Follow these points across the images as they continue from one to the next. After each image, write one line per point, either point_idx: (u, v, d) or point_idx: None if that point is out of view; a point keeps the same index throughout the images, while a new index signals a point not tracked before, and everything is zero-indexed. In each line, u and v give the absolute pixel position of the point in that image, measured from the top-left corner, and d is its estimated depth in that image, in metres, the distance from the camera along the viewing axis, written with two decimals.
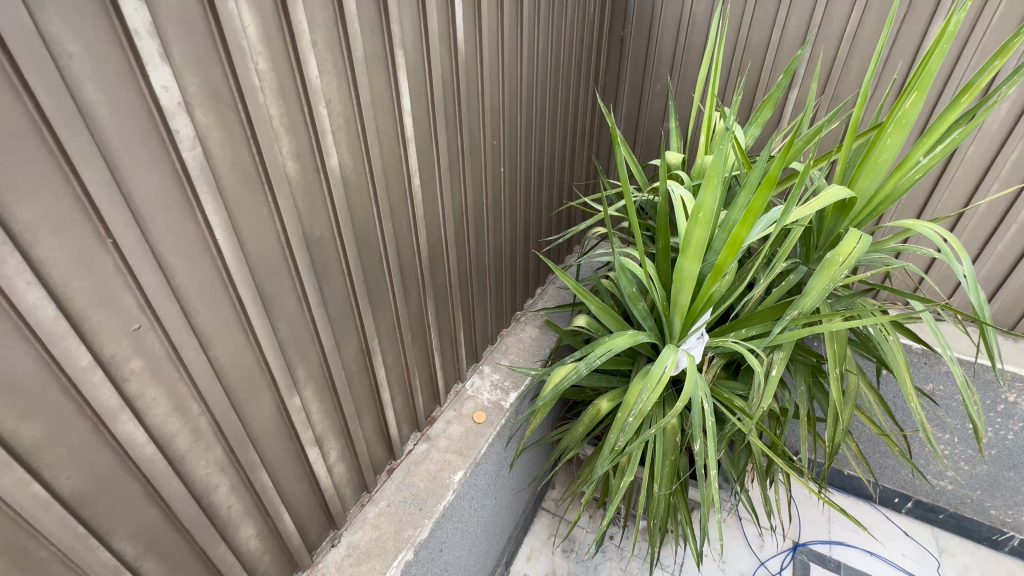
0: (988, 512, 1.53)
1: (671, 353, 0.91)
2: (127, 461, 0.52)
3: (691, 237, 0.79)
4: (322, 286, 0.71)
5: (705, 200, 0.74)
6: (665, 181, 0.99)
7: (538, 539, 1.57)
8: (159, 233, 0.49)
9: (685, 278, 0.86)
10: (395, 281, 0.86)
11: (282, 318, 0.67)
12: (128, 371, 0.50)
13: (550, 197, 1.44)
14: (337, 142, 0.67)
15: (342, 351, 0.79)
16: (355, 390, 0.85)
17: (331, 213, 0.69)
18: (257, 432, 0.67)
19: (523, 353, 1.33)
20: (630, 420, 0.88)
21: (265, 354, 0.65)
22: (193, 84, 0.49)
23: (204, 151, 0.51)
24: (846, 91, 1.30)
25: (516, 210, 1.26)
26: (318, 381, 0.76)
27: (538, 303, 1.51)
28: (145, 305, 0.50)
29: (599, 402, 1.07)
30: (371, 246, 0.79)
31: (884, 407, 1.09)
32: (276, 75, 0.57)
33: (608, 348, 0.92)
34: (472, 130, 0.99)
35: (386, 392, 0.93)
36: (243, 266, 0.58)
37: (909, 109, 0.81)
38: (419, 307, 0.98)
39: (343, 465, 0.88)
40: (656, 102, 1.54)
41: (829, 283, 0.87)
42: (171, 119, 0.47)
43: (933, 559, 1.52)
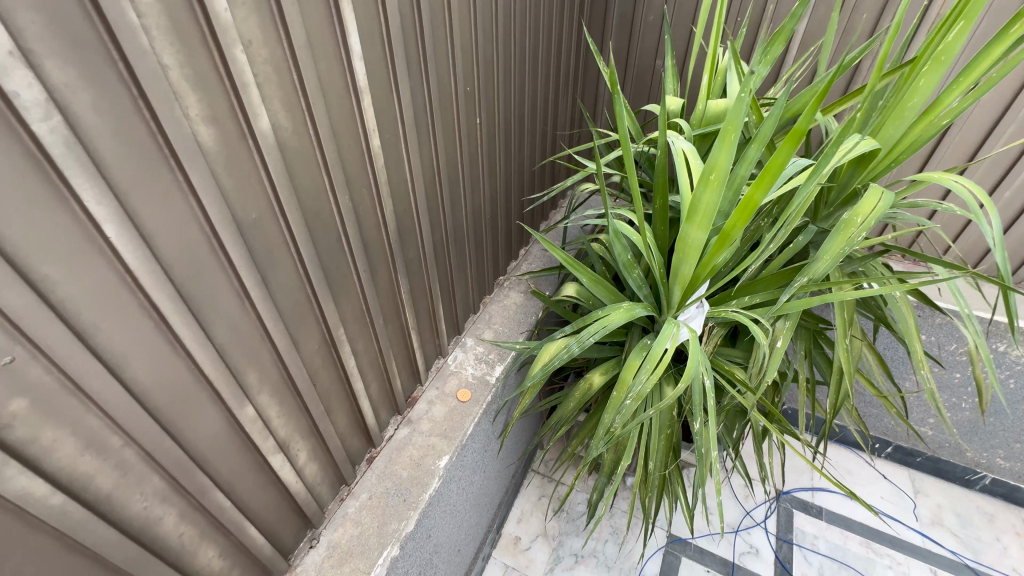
0: (964, 454, 1.58)
1: (673, 328, 0.82)
2: (30, 518, 0.42)
3: (700, 202, 0.68)
4: (266, 277, 0.60)
5: (718, 158, 0.63)
6: (666, 132, 0.86)
7: (528, 501, 1.57)
8: (18, 237, 0.37)
9: (689, 248, 0.76)
10: (358, 261, 0.75)
11: (219, 321, 0.55)
12: (8, 415, 0.39)
13: (532, 149, 1.30)
14: (266, 98, 0.53)
15: (302, 346, 0.69)
16: (321, 385, 0.76)
17: (268, 190, 0.56)
18: (205, 451, 0.58)
19: (508, 322, 1.25)
20: (626, 403, 0.81)
21: (202, 365, 0.54)
22: (34, 23, 0.34)
23: (68, 120, 0.37)
24: (861, 21, 1.15)
25: (496, 166, 1.13)
26: (275, 384, 0.66)
27: (522, 266, 1.41)
28: (16, 332, 0.38)
29: (591, 377, 1.00)
30: (325, 224, 0.67)
31: (884, 368, 1.05)
32: (167, 9, 0.42)
33: (602, 325, 0.83)
34: (440, 75, 0.83)
35: (358, 381, 0.84)
36: (155, 266, 0.46)
37: (952, 42, 0.69)
38: (390, 286, 0.86)
39: (316, 464, 0.80)
40: (648, 36, 1.37)
41: (844, 247, 0.79)
42: (4, 77, 0.33)
43: (909, 500, 1.57)
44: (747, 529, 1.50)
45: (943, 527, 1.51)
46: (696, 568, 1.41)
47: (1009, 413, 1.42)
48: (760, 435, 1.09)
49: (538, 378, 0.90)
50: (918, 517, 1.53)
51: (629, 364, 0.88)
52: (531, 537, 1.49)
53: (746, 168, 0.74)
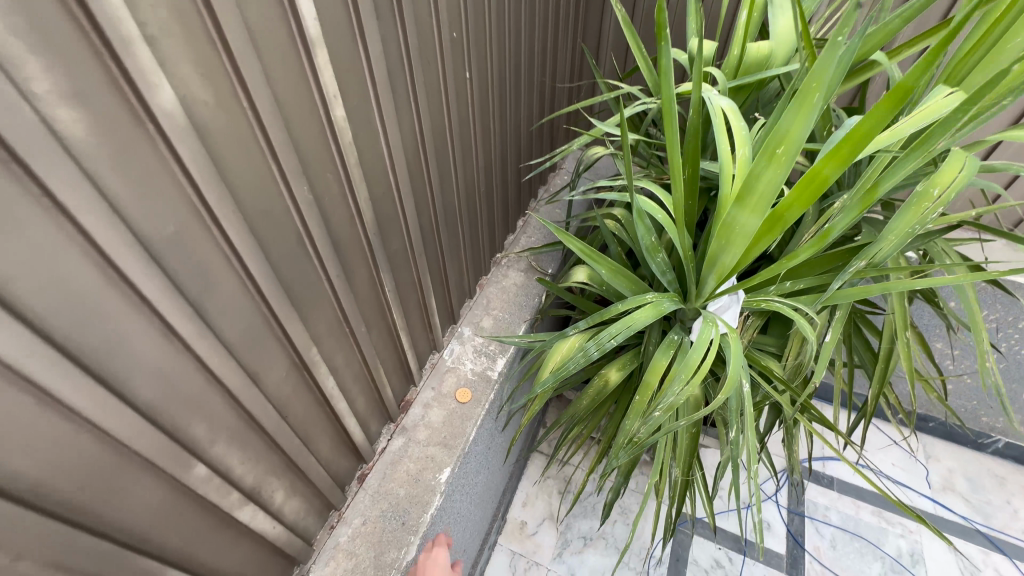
0: (979, 419, 1.53)
1: (711, 328, 0.69)
2: None
3: (756, 180, 0.54)
4: (202, 305, 0.45)
5: (792, 126, 0.49)
6: (702, 86, 0.70)
7: (533, 484, 1.51)
8: None
9: (735, 235, 0.63)
10: (329, 266, 0.60)
11: (141, 373, 0.41)
12: None
13: (530, 106, 1.11)
14: (167, 59, 0.36)
15: (264, 377, 0.56)
16: (295, 415, 0.63)
17: (188, 190, 0.41)
18: (146, 527, 0.46)
19: (508, 307, 1.11)
20: (655, 415, 0.70)
21: (121, 433, 0.41)
22: None
23: None
24: None
25: (490, 129, 0.96)
26: (233, 428, 0.53)
27: (521, 240, 1.26)
28: None
29: (607, 373, 0.89)
30: (279, 226, 0.52)
31: (928, 351, 0.95)
32: None
33: (627, 326, 0.71)
34: (419, 18, 0.65)
35: (341, 401, 0.71)
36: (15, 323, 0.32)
37: None
38: (372, 287, 0.72)
39: (297, 500, 0.69)
40: None
41: (914, 226, 0.66)
42: None
43: (921, 466, 1.54)
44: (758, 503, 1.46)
45: (954, 492, 1.49)
46: (707, 546, 1.38)
47: None
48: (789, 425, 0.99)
49: (550, 384, 0.78)
50: (929, 483, 1.50)
51: (656, 366, 0.76)
52: (537, 521, 1.44)
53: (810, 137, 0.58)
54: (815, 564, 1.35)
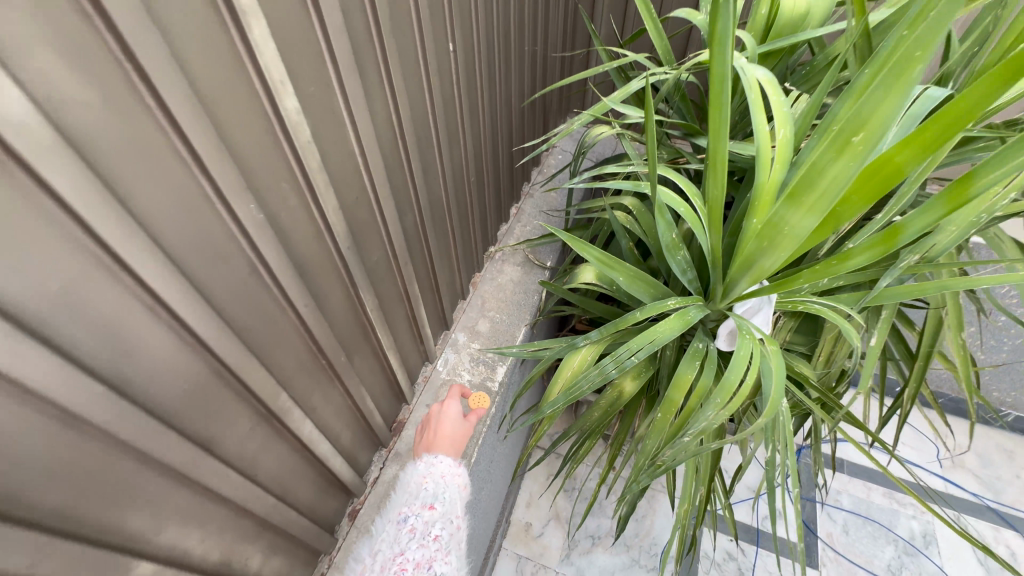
0: (989, 395, 1.49)
1: (750, 344, 0.60)
2: None
3: (817, 170, 0.45)
4: (123, 375, 0.35)
5: (880, 105, 0.39)
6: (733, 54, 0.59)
7: (535, 483, 1.44)
8: None
9: (781, 239, 0.53)
10: (295, 295, 0.50)
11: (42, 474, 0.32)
12: None
13: (520, 80, 0.99)
14: (20, 59, 0.25)
15: (224, 439, 0.46)
16: (267, 470, 0.54)
17: (83, 237, 0.30)
18: None
19: (506, 307, 1.01)
20: (685, 441, 0.61)
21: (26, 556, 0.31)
22: None
23: None
24: None
25: (475, 112, 0.83)
26: (182, 508, 0.43)
27: (515, 230, 1.15)
28: None
29: (621, 380, 0.81)
30: (225, 257, 0.41)
31: (961, 340, 0.88)
32: None
33: (649, 340, 0.61)
34: None
35: (321, 442, 0.62)
36: None
37: None
38: (351, 308, 0.61)
39: (278, 557, 0.60)
40: None
41: (981, 215, 0.56)
42: None
43: (931, 445, 1.50)
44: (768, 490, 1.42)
45: (964, 469, 1.46)
46: (718, 538, 1.34)
47: None
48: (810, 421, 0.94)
49: (559, 402, 0.70)
50: (939, 461, 1.47)
51: (680, 381, 0.67)
52: (542, 522, 1.38)
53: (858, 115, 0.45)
54: (828, 550, 1.32)
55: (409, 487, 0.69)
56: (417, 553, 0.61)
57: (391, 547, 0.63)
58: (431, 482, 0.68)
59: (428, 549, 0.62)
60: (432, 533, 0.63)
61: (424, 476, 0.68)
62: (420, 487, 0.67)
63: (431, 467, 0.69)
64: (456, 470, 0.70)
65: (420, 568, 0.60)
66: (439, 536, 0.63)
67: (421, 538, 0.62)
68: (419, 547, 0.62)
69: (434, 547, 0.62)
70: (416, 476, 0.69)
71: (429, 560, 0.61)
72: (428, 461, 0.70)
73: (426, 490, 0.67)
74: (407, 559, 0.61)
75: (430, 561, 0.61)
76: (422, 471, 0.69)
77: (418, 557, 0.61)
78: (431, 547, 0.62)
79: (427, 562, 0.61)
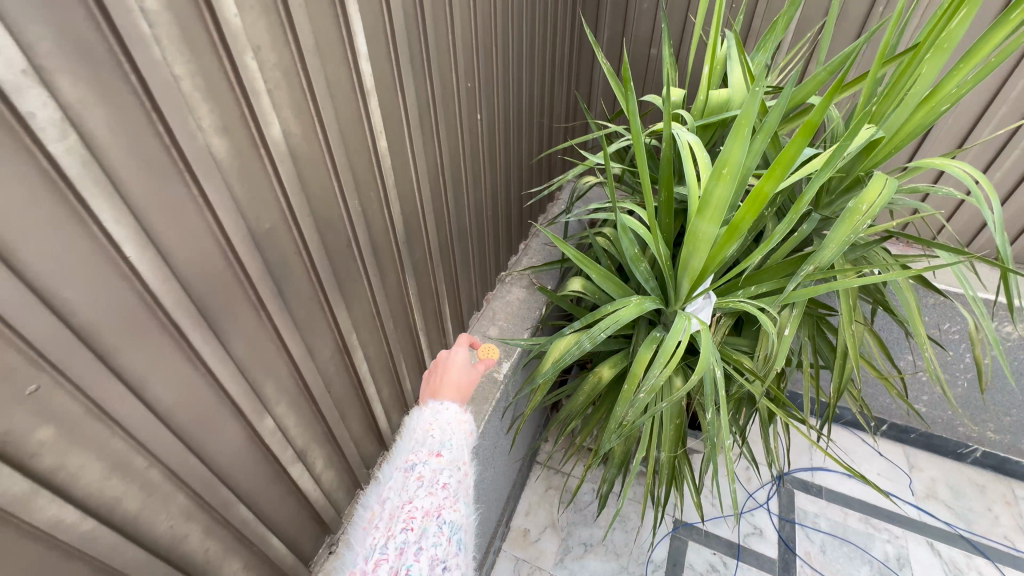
0: (956, 429, 1.61)
1: (683, 322, 0.83)
2: (61, 546, 0.42)
3: (711, 196, 0.69)
4: (282, 288, 0.59)
5: (732, 151, 0.64)
6: (671, 125, 0.86)
7: (536, 493, 1.57)
8: (37, 263, 0.35)
9: (699, 240, 0.77)
10: (369, 266, 0.74)
11: (239, 335, 0.54)
12: (36, 445, 0.38)
13: (530, 143, 1.28)
14: (278, 105, 0.52)
15: (316, 355, 0.68)
16: (336, 392, 0.75)
17: (281, 198, 0.55)
18: (226, 467, 0.57)
19: (515, 318, 1.23)
20: (640, 398, 0.82)
21: (221, 380, 0.53)
22: (43, 39, 0.32)
23: (82, 137, 0.36)
24: (856, 6, 1.15)
25: (496, 164, 1.12)
26: (291, 395, 0.65)
27: (522, 260, 1.40)
28: (40, 359, 0.37)
29: (600, 369, 1.01)
30: (336, 229, 0.66)
31: (885, 351, 1.08)
32: (177, 18, 0.40)
33: (614, 321, 0.83)
34: (443, 71, 0.82)
35: (371, 386, 0.83)
36: (174, 286, 0.45)
37: (954, 29, 0.69)
38: (398, 288, 0.85)
39: (332, 472, 0.79)
40: (642, 24, 1.35)
41: (850, 234, 0.79)
42: (20, 98, 0.32)
43: (904, 475, 1.61)
44: (750, 511, 1.53)
45: (937, 499, 1.56)
46: (703, 551, 1.43)
47: (1001, 387, 1.47)
48: (765, 419, 1.11)
49: (549, 375, 0.91)
50: (913, 491, 1.57)
51: (641, 358, 0.87)
52: (539, 528, 1.50)
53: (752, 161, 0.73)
54: (806, 567, 1.40)
55: (415, 436, 0.67)
56: (426, 501, 0.59)
57: (399, 495, 0.60)
58: (438, 430, 0.67)
59: (436, 497, 0.59)
60: (440, 481, 0.61)
61: (430, 424, 0.67)
62: (427, 436, 0.66)
63: (437, 415, 0.68)
64: (462, 417, 0.69)
65: (429, 516, 0.57)
66: (447, 484, 0.61)
67: (429, 485, 0.60)
68: (427, 495, 0.59)
69: (442, 494, 0.60)
70: (423, 424, 0.68)
71: (438, 508, 0.58)
72: (435, 410, 0.69)
73: (433, 437, 0.66)
74: (416, 507, 0.58)
75: (439, 509, 0.58)
76: (428, 420, 0.68)
77: (427, 505, 0.58)
78: (439, 495, 0.60)
79: (436, 510, 0.58)
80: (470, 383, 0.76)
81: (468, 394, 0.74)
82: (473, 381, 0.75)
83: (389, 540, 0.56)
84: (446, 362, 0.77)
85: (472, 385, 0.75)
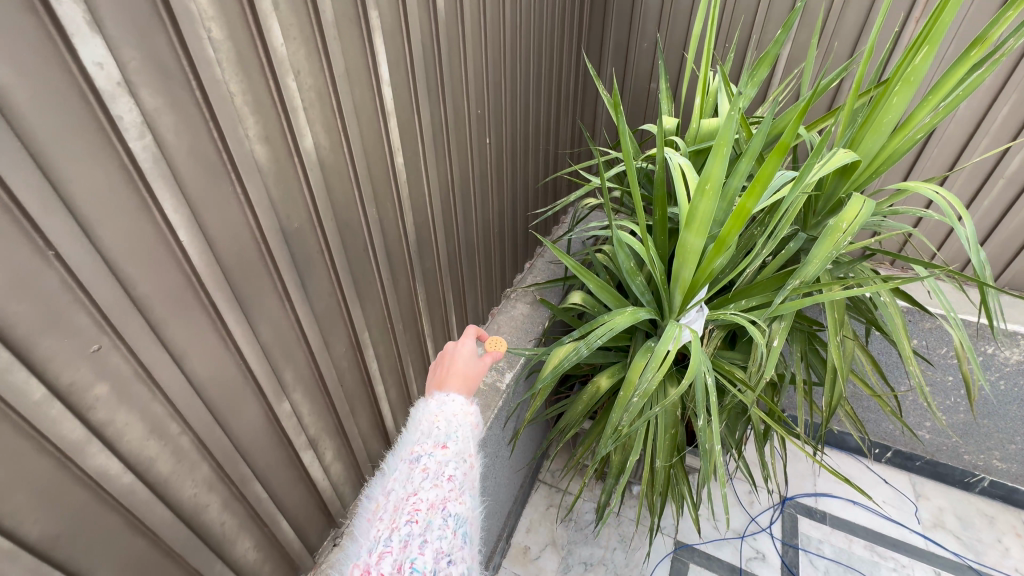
0: (961, 457, 1.60)
1: (675, 330, 0.87)
2: (103, 495, 0.47)
3: (697, 210, 0.76)
4: (305, 283, 0.65)
5: (712, 169, 0.70)
6: (663, 149, 0.92)
7: (536, 510, 1.57)
8: (110, 239, 0.42)
9: (688, 253, 0.83)
10: (383, 269, 0.81)
11: (264, 321, 0.61)
12: (92, 399, 0.44)
13: (535, 168, 1.37)
14: (311, 120, 0.60)
15: (332, 348, 0.74)
16: (347, 386, 0.80)
17: (309, 201, 0.62)
18: (246, 444, 0.63)
19: (516, 332, 1.25)
20: (635, 401, 0.85)
21: (248, 360, 0.59)
22: (134, 58, 0.40)
23: (155, 139, 0.43)
24: (841, 45, 1.24)
25: (503, 185, 1.20)
26: (307, 383, 0.70)
27: (528, 278, 1.46)
28: (103, 323, 0.43)
29: (599, 379, 1.05)
30: (355, 233, 0.73)
31: (876, 368, 1.12)
32: (235, 45, 0.48)
33: (609, 328, 0.88)
34: (456, 98, 0.90)
35: (379, 384, 0.88)
36: (214, 269, 0.52)
37: (918, 65, 0.75)
38: (409, 293, 0.91)
39: (340, 464, 0.83)
40: (643, 61, 1.46)
41: (832, 251, 0.82)
42: (112, 103, 0.40)
43: (910, 504, 1.58)
44: (752, 534, 1.49)
45: (944, 529, 1.52)
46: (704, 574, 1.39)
47: (1000, 414, 1.46)
48: (761, 434, 1.14)
49: (549, 380, 0.96)
50: (919, 520, 1.54)
51: (636, 365, 0.90)
52: (540, 546, 1.49)
53: (738, 181, 0.79)
54: None
55: (421, 428, 0.67)
56: (431, 493, 0.58)
57: (404, 487, 0.59)
58: (443, 422, 0.66)
59: (442, 489, 0.59)
60: (446, 473, 0.60)
61: (436, 416, 0.67)
62: (433, 428, 0.66)
63: (443, 407, 0.68)
64: (467, 409, 0.69)
65: (434, 509, 0.57)
66: (453, 477, 0.60)
67: (434, 478, 0.60)
68: (433, 487, 0.58)
69: (448, 487, 0.59)
70: (428, 417, 0.67)
71: (443, 500, 0.58)
72: (441, 402, 0.69)
73: (438, 430, 0.65)
74: (421, 499, 0.57)
75: (445, 501, 0.58)
76: (434, 412, 0.68)
77: (432, 497, 0.57)
78: (445, 487, 0.59)
79: (441, 503, 0.57)
80: (476, 374, 0.78)
81: (473, 385, 0.77)
82: (478, 374, 0.78)
83: (394, 532, 0.55)
84: (454, 352, 0.80)
85: (477, 377, 0.78)
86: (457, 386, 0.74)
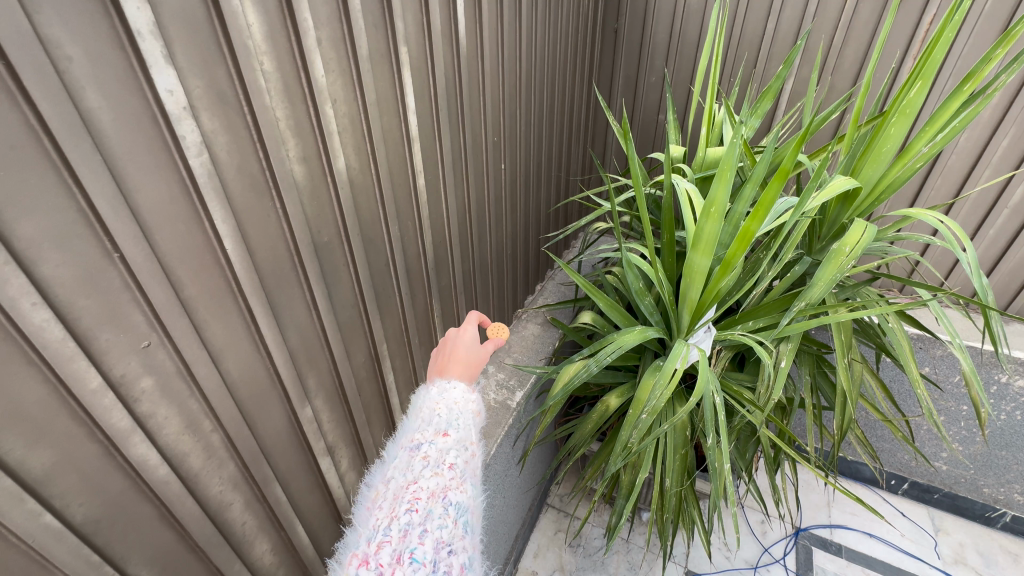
0: (981, 490, 1.56)
1: (683, 349, 0.88)
2: (141, 485, 0.50)
3: (703, 232, 0.79)
4: (332, 294, 0.69)
5: (717, 193, 0.74)
6: (670, 176, 0.95)
7: (545, 535, 1.55)
8: (166, 245, 0.47)
9: (695, 273, 0.85)
10: (402, 285, 0.85)
11: (293, 327, 0.64)
12: (138, 391, 0.47)
13: (548, 194, 1.42)
14: (344, 143, 0.65)
15: (352, 358, 0.78)
16: (366, 397, 0.84)
17: (339, 217, 0.67)
18: (270, 446, 0.66)
19: (528, 351, 1.28)
20: (644, 418, 0.87)
21: (276, 363, 0.62)
22: (198, 86, 0.46)
23: (211, 157, 0.48)
24: (842, 80, 1.30)
25: (517, 208, 1.25)
26: (328, 390, 0.74)
27: (539, 300, 1.50)
28: (154, 321, 0.47)
29: (608, 398, 1.06)
30: (378, 250, 0.77)
31: (886, 394, 1.12)
32: (282, 76, 0.54)
33: (618, 346, 0.89)
34: (474, 125, 0.96)
35: (394, 396, 0.92)
36: (252, 274, 0.56)
37: (913, 98, 0.78)
38: (425, 309, 0.95)
39: (355, 473, 0.85)
40: (651, 93, 1.53)
41: (836, 274, 0.82)
42: (177, 125, 0.45)
43: (929, 538, 1.53)
44: (766, 565, 1.44)
45: (967, 565, 1.46)
46: None
47: (1019, 446, 1.43)
48: (771, 458, 1.14)
49: (559, 397, 0.97)
50: (940, 555, 1.48)
51: (646, 385, 0.92)
52: (547, 572, 1.46)
53: (743, 206, 0.82)
54: None
55: (421, 415, 0.69)
56: (432, 482, 0.59)
57: (404, 475, 0.61)
58: (443, 409, 0.69)
59: (442, 478, 0.60)
60: (447, 461, 0.62)
61: (437, 404, 0.69)
62: (433, 416, 0.68)
63: (443, 395, 0.71)
64: (468, 397, 0.72)
65: (434, 498, 0.58)
66: (453, 465, 0.62)
67: (435, 465, 0.61)
68: (433, 475, 0.60)
69: (449, 475, 0.61)
70: (429, 404, 0.70)
71: (443, 489, 0.59)
72: (441, 390, 0.72)
73: (439, 417, 0.68)
74: (421, 488, 0.59)
75: (445, 490, 0.60)
76: (435, 399, 0.70)
77: (433, 486, 0.59)
78: (445, 476, 0.61)
79: (441, 491, 0.59)
80: (475, 360, 0.79)
81: (475, 371, 0.80)
82: (480, 360, 0.81)
83: (393, 521, 0.56)
84: (456, 339, 0.82)
85: (479, 363, 0.81)
86: (460, 371, 0.77)
